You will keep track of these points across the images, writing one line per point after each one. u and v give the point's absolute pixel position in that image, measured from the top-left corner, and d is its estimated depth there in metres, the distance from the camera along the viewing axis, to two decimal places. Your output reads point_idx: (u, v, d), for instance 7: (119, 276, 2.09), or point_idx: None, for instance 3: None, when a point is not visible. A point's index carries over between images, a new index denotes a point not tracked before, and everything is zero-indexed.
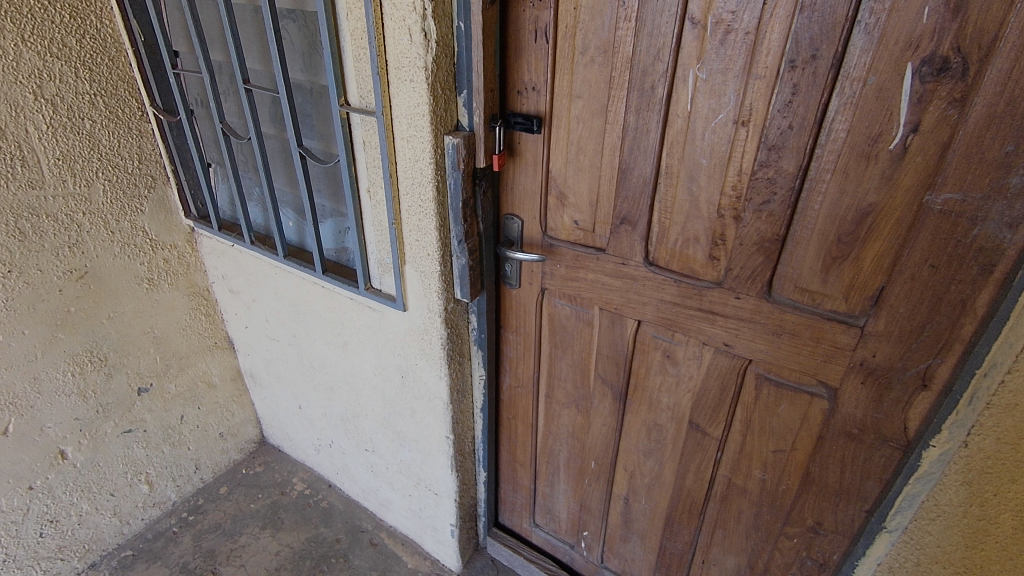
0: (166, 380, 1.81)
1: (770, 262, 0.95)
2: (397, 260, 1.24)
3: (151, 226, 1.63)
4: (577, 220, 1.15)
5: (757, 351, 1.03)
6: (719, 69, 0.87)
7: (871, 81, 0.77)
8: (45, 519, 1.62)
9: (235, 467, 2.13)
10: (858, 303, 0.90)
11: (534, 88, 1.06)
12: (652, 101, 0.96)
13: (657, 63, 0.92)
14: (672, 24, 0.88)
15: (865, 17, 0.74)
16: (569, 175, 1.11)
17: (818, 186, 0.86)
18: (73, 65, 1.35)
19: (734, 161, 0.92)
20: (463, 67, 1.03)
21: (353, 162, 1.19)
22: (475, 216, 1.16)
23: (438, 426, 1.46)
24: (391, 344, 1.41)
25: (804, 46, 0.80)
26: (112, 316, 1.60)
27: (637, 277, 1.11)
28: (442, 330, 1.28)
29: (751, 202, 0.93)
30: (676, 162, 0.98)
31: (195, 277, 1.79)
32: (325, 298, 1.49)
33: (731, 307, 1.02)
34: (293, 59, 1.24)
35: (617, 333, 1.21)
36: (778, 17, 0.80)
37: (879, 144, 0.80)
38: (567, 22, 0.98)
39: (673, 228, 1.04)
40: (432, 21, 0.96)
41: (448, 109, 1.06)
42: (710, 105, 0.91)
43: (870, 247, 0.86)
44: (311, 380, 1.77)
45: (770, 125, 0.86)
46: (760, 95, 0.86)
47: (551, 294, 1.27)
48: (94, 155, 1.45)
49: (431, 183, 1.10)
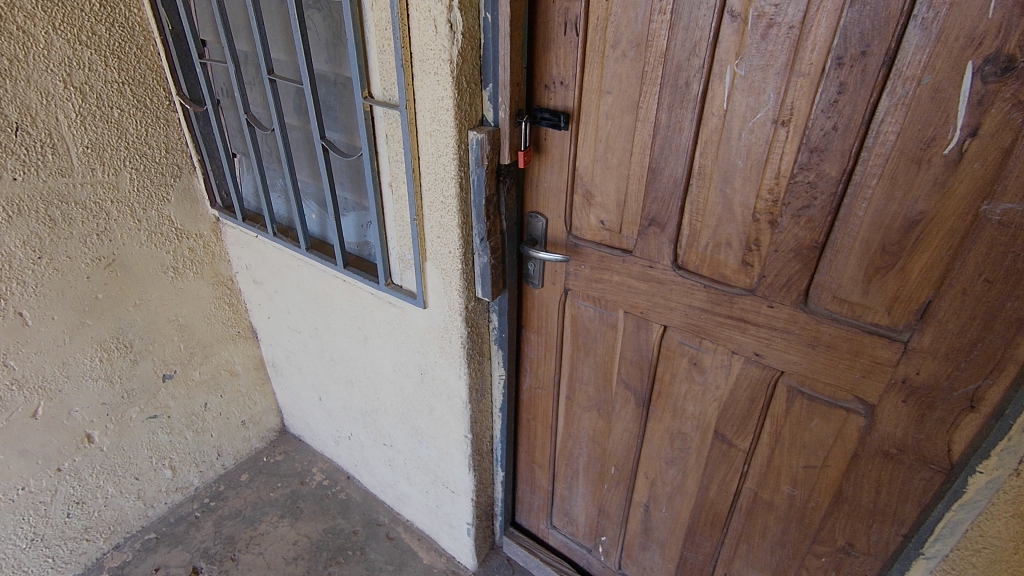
0: (191, 367, 1.83)
1: (807, 270, 0.90)
2: (418, 257, 1.21)
3: (177, 215, 1.63)
4: (603, 221, 1.11)
5: (789, 362, 0.98)
6: (759, 65, 0.82)
7: (926, 80, 0.71)
8: (71, 500, 1.66)
9: (257, 455, 2.15)
10: (902, 316, 0.85)
11: (563, 82, 1.03)
12: (686, 98, 0.91)
13: (692, 59, 0.88)
14: (710, 17, 0.83)
15: (922, 11, 0.69)
16: (597, 174, 1.07)
17: (863, 192, 0.81)
18: (103, 53, 1.36)
19: (771, 164, 0.87)
20: (490, 60, 0.99)
21: (376, 156, 1.17)
22: (499, 214, 1.14)
23: (456, 425, 1.45)
24: (411, 341, 1.40)
25: (854, 42, 0.74)
26: (138, 303, 1.62)
27: (665, 282, 1.07)
28: (462, 329, 1.26)
29: (790, 207, 0.88)
30: (710, 163, 0.93)
31: (220, 266, 1.80)
32: (346, 292, 1.48)
33: (764, 316, 0.98)
34: (318, 49, 1.22)
35: (642, 338, 1.17)
36: (826, 10, 0.75)
37: (933, 148, 0.74)
38: (599, 14, 0.94)
39: (704, 232, 0.99)
40: (458, 13, 0.92)
41: (474, 103, 1.03)
42: (748, 104, 0.86)
43: (918, 258, 0.80)
44: (332, 373, 1.77)
45: (812, 126, 0.81)
46: (804, 94, 0.80)
47: (575, 295, 1.24)
48: (121, 143, 1.46)
49: (454, 179, 1.07)
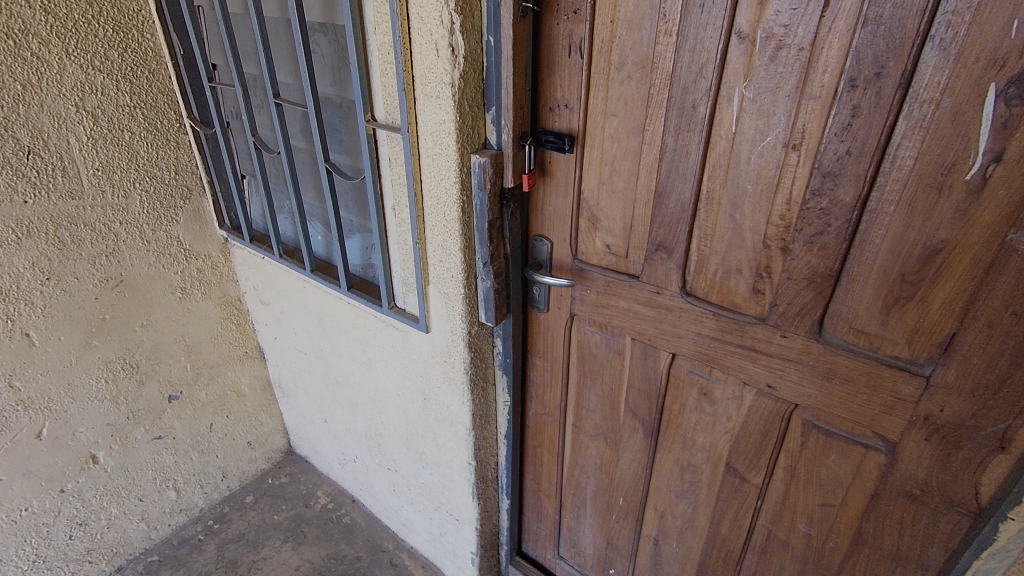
0: (197, 388, 1.82)
1: (822, 299, 0.86)
2: (421, 280, 1.19)
3: (186, 236, 1.64)
4: (609, 245, 1.08)
5: (804, 395, 0.94)
6: (768, 87, 0.80)
7: (945, 103, 0.68)
8: (74, 521, 1.65)
9: (262, 477, 2.13)
10: (924, 349, 0.80)
11: (567, 105, 1.01)
12: (693, 121, 0.88)
13: (699, 81, 0.85)
14: (717, 38, 0.81)
15: (940, 31, 0.66)
16: (602, 197, 1.05)
17: (880, 218, 0.77)
18: (115, 78, 1.37)
19: (782, 189, 0.84)
20: (493, 83, 0.98)
21: (379, 179, 1.16)
22: (503, 237, 1.11)
23: (460, 451, 1.41)
24: (414, 365, 1.37)
25: (868, 63, 0.71)
26: (145, 324, 1.62)
27: (673, 308, 1.04)
28: (465, 354, 1.23)
29: (802, 233, 0.84)
30: (719, 188, 0.90)
31: (227, 287, 1.80)
32: (350, 314, 1.46)
33: (776, 346, 0.94)
34: (323, 72, 1.22)
35: (650, 366, 1.13)
36: (837, 31, 0.72)
37: (954, 174, 0.70)
38: (604, 36, 0.92)
39: (713, 258, 0.96)
40: (460, 36, 0.91)
41: (476, 126, 1.01)
42: (757, 127, 0.83)
43: (940, 288, 0.76)
44: (337, 395, 1.75)
45: (825, 150, 0.78)
46: (815, 117, 0.77)
47: (581, 320, 1.21)
48: (132, 166, 1.47)
49: (457, 203, 1.05)
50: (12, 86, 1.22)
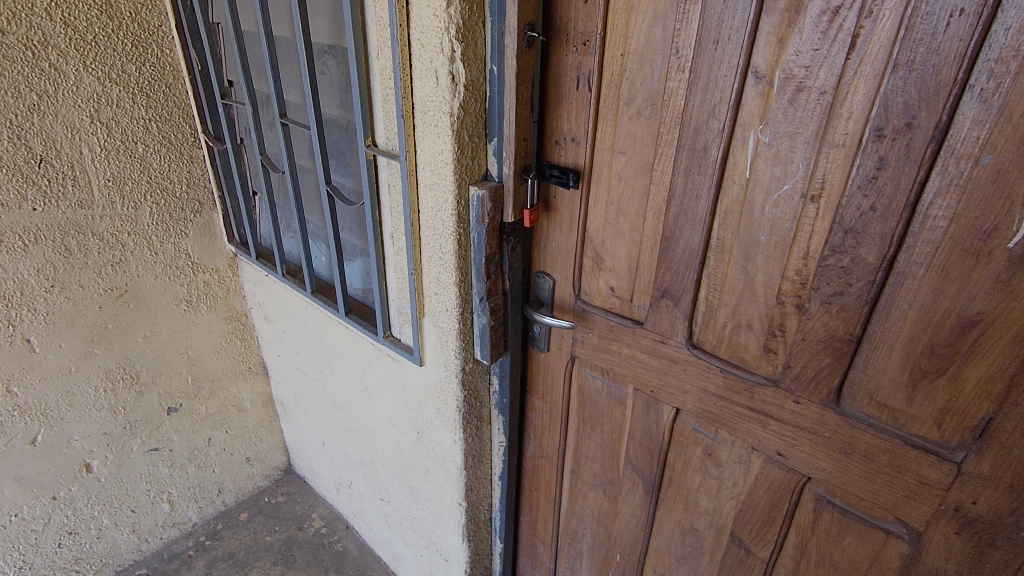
0: (197, 401, 1.81)
1: (840, 366, 0.78)
2: (416, 311, 1.14)
3: (194, 249, 1.63)
4: (614, 287, 1.02)
5: (817, 468, 0.85)
6: (786, 132, 0.73)
7: (985, 160, 0.60)
8: (64, 530, 1.63)
9: (259, 494, 2.10)
10: (955, 432, 0.71)
11: (574, 139, 0.95)
12: (704, 164, 0.82)
13: (712, 121, 0.79)
14: (732, 77, 0.75)
15: (981, 80, 0.58)
16: (607, 237, 0.99)
17: (908, 282, 0.69)
18: (131, 91, 1.38)
19: (799, 243, 0.76)
20: (495, 114, 0.93)
21: (378, 205, 1.12)
22: (502, 273, 1.06)
23: (451, 490, 1.34)
24: (408, 397, 1.31)
25: (897, 112, 0.63)
26: (148, 334, 1.61)
27: (677, 360, 0.96)
28: (458, 392, 1.17)
29: (819, 292, 0.76)
30: (730, 236, 0.83)
31: (234, 301, 1.79)
32: (348, 339, 1.42)
33: (789, 412, 0.85)
34: (329, 94, 1.20)
35: (652, 419, 1.06)
36: (864, 75, 0.65)
37: (994, 240, 0.62)
38: (613, 69, 0.87)
39: (722, 310, 0.88)
40: (461, 65, 0.86)
41: (476, 157, 0.96)
42: (773, 174, 0.76)
43: (975, 367, 0.67)
44: (334, 419, 1.71)
45: (846, 204, 0.70)
46: (837, 166, 0.70)
47: (582, 363, 1.14)
48: (143, 178, 1.47)
49: (453, 236, 1.00)
50: (28, 96, 1.23)
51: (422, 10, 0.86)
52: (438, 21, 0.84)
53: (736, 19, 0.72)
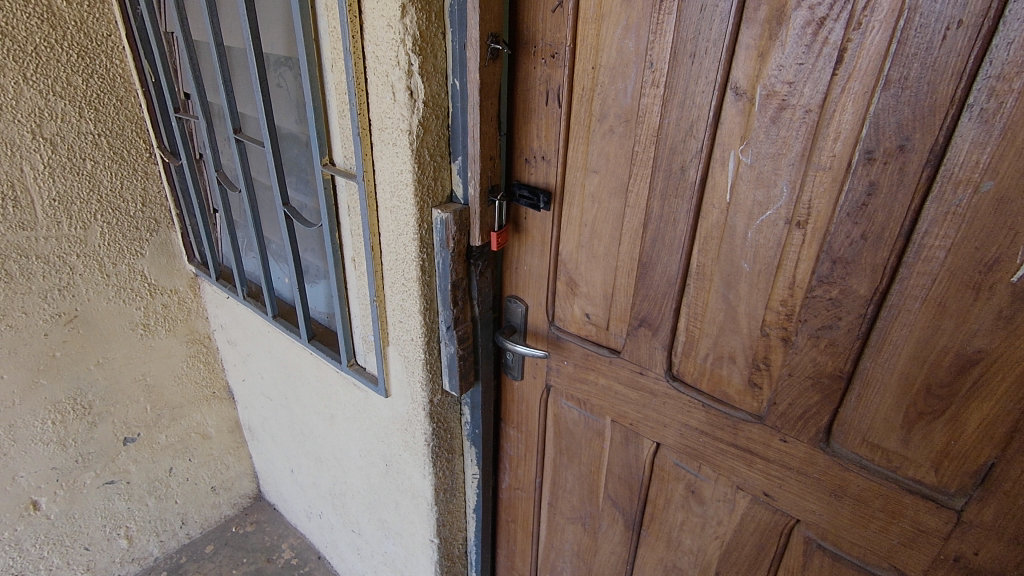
0: (157, 430, 1.71)
1: (829, 403, 0.72)
2: (379, 340, 1.07)
3: (151, 269, 1.54)
4: (589, 314, 0.95)
5: (807, 511, 0.79)
6: (769, 153, 0.67)
7: (986, 187, 0.54)
8: (9, 573, 1.53)
9: (225, 524, 1.99)
10: (954, 477, 0.66)
11: (544, 157, 0.89)
12: (682, 186, 0.76)
13: (689, 140, 0.73)
14: (709, 93, 0.69)
15: (980, 99, 0.53)
16: (582, 261, 0.93)
17: (902, 316, 0.63)
18: (78, 104, 1.29)
19: (784, 272, 0.70)
20: (459, 131, 0.86)
21: (338, 227, 1.05)
22: (470, 299, 0.99)
23: (422, 526, 1.26)
24: (375, 428, 1.24)
25: (888, 133, 0.58)
26: (101, 361, 1.52)
27: (657, 393, 0.90)
28: (426, 425, 1.09)
29: (806, 324, 0.70)
30: (710, 263, 0.77)
31: (195, 324, 1.70)
32: (312, 365, 1.34)
33: (775, 451, 0.79)
34: (286, 109, 1.12)
35: (632, 452, 0.99)
36: (852, 93, 0.59)
37: (997, 273, 0.56)
38: (584, 83, 0.81)
39: (703, 341, 0.82)
40: (419, 79, 0.80)
41: (439, 177, 0.90)
42: (755, 198, 0.70)
43: (975, 410, 0.62)
44: (302, 447, 1.62)
45: (834, 232, 0.64)
46: (824, 191, 0.64)
47: (558, 393, 1.07)
48: (93, 196, 1.38)
49: (415, 262, 0.93)
50: None
51: (375, 20, 0.79)
52: (392, 32, 0.77)
53: (713, 30, 0.66)
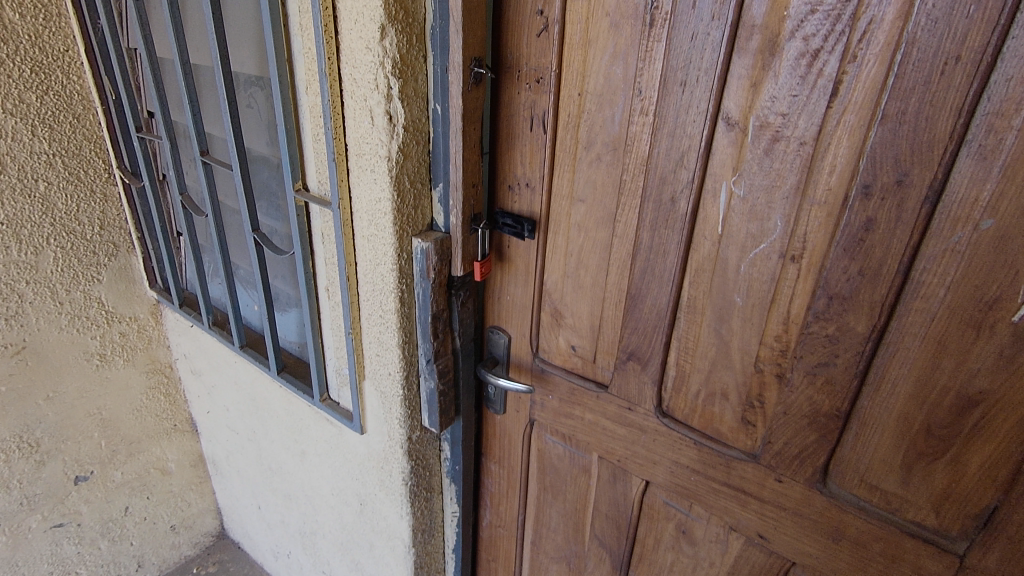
0: (112, 467, 1.60)
1: (826, 443, 0.69)
2: (354, 374, 1.01)
3: (108, 296, 1.46)
4: (574, 346, 0.92)
5: (803, 553, 0.76)
6: (762, 185, 0.65)
7: (986, 224, 0.53)
8: None
9: (186, 565, 1.88)
10: (956, 520, 0.64)
11: (528, 184, 0.86)
12: (672, 217, 0.73)
13: (679, 171, 0.71)
14: (700, 123, 0.67)
15: (980, 135, 0.51)
16: (567, 291, 0.89)
17: (901, 355, 0.61)
18: (31, 123, 1.21)
19: (778, 307, 0.68)
20: (440, 157, 0.83)
21: (311, 255, 0.99)
22: (450, 331, 0.95)
23: (398, 569, 1.20)
24: (349, 465, 1.17)
25: (886, 167, 0.56)
26: (51, 395, 1.41)
27: (646, 429, 0.87)
28: (404, 463, 1.04)
29: (802, 361, 0.68)
30: (702, 296, 0.75)
31: (156, 353, 1.61)
32: (282, 398, 1.27)
33: (770, 491, 0.76)
34: (257, 130, 1.07)
35: (619, 490, 0.95)
36: (847, 125, 0.58)
37: (998, 313, 0.55)
38: (570, 110, 0.78)
39: (694, 376, 0.79)
40: (398, 103, 0.76)
41: (419, 205, 0.86)
42: (749, 230, 0.68)
43: (978, 452, 0.60)
44: (270, 483, 1.53)
45: (831, 267, 0.62)
46: (819, 225, 0.62)
47: (542, 427, 1.03)
48: (46, 220, 1.28)
49: (394, 293, 0.88)
50: None
51: (353, 42, 0.75)
52: (371, 54, 0.74)
53: (704, 59, 0.65)
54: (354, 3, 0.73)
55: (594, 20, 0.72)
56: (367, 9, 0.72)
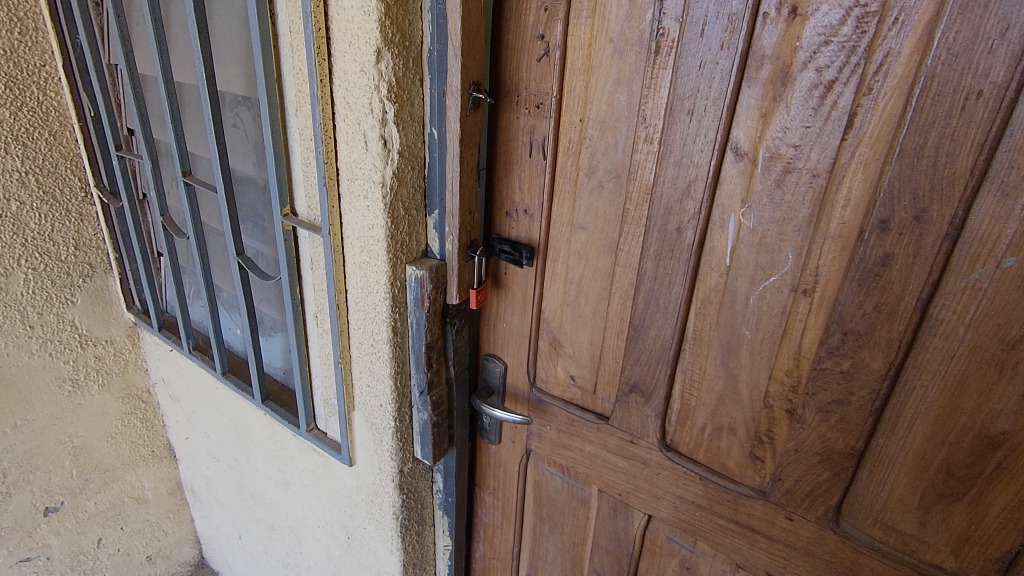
0: (84, 497, 1.53)
1: (839, 481, 0.67)
2: (343, 406, 0.97)
3: (83, 319, 1.39)
4: (574, 376, 0.89)
5: None
6: (773, 217, 0.63)
7: (1009, 263, 0.51)
8: None
9: None
10: (975, 563, 0.62)
11: (526, 211, 0.84)
12: (678, 247, 0.71)
13: (685, 201, 0.69)
14: (707, 153, 0.65)
15: (1003, 172, 0.50)
16: (566, 320, 0.86)
17: (919, 394, 0.59)
18: (3, 139, 1.15)
19: (789, 341, 0.66)
20: (436, 183, 0.80)
21: (299, 282, 0.95)
22: (445, 360, 0.91)
23: None
24: (336, 497, 1.12)
25: (903, 203, 0.55)
26: (19, 423, 1.34)
27: (649, 462, 0.84)
28: (395, 497, 0.99)
29: (814, 398, 0.66)
30: (708, 328, 0.72)
31: (133, 377, 1.55)
32: (266, 426, 1.22)
33: (780, 529, 0.74)
34: (243, 151, 1.03)
35: (620, 524, 0.92)
36: (861, 159, 0.56)
37: (1020, 353, 0.53)
38: (571, 136, 0.76)
39: (700, 410, 0.77)
40: (394, 128, 0.73)
41: (414, 232, 0.83)
42: (758, 263, 0.66)
43: (999, 494, 0.58)
44: (252, 512, 1.47)
45: (845, 302, 0.61)
46: (832, 259, 0.60)
47: (539, 458, 1.00)
48: (17, 240, 1.22)
49: (387, 323, 0.85)
50: None
51: (347, 64, 0.72)
52: (365, 77, 0.71)
53: (712, 88, 0.63)
54: (349, 24, 0.70)
55: (597, 45, 0.70)
56: (362, 31, 0.69)
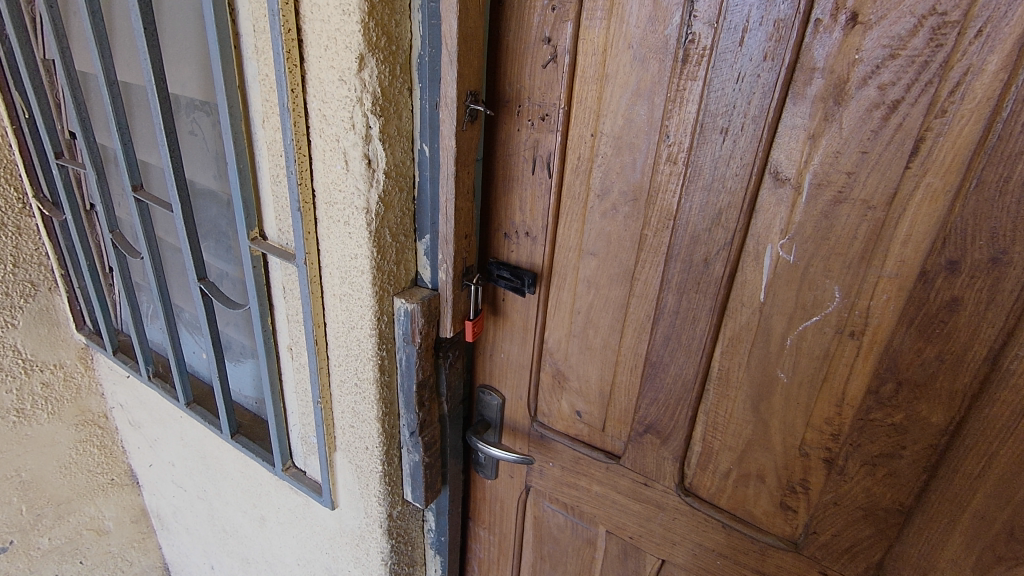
0: (35, 534, 1.40)
1: (883, 537, 0.61)
2: (323, 447, 0.87)
3: (26, 343, 1.25)
4: (580, 411, 0.81)
5: None
6: (817, 252, 0.56)
7: None
8: None
9: None
10: None
11: (528, 233, 0.75)
12: (704, 281, 0.63)
13: (715, 230, 0.61)
14: (743, 178, 0.57)
15: None
16: (572, 352, 0.78)
17: (983, 452, 0.53)
18: None
19: (831, 388, 0.59)
20: (426, 204, 0.70)
21: (270, 311, 0.85)
22: (437, 396, 0.83)
23: None
24: (318, 539, 1.03)
25: (978, 242, 0.48)
26: None
27: (665, 506, 0.77)
28: (384, 542, 0.91)
29: (859, 450, 0.59)
30: (736, 368, 0.65)
31: (88, 403, 1.41)
32: (237, 461, 1.12)
33: None
34: (203, 161, 0.91)
35: (630, 567, 0.85)
36: (928, 191, 0.49)
37: None
38: (581, 151, 0.67)
39: (724, 454, 0.70)
40: (379, 145, 0.63)
41: (403, 260, 0.73)
42: (798, 301, 0.58)
43: None
44: (224, 545, 1.36)
45: (899, 349, 0.54)
46: (888, 300, 0.53)
47: (540, 495, 0.92)
48: None
49: (372, 361, 0.75)
50: None
51: (323, 71, 0.62)
52: (346, 88, 0.61)
53: (750, 104, 0.55)
54: (325, 25, 0.60)
55: (613, 51, 0.61)
56: (341, 34, 0.59)
